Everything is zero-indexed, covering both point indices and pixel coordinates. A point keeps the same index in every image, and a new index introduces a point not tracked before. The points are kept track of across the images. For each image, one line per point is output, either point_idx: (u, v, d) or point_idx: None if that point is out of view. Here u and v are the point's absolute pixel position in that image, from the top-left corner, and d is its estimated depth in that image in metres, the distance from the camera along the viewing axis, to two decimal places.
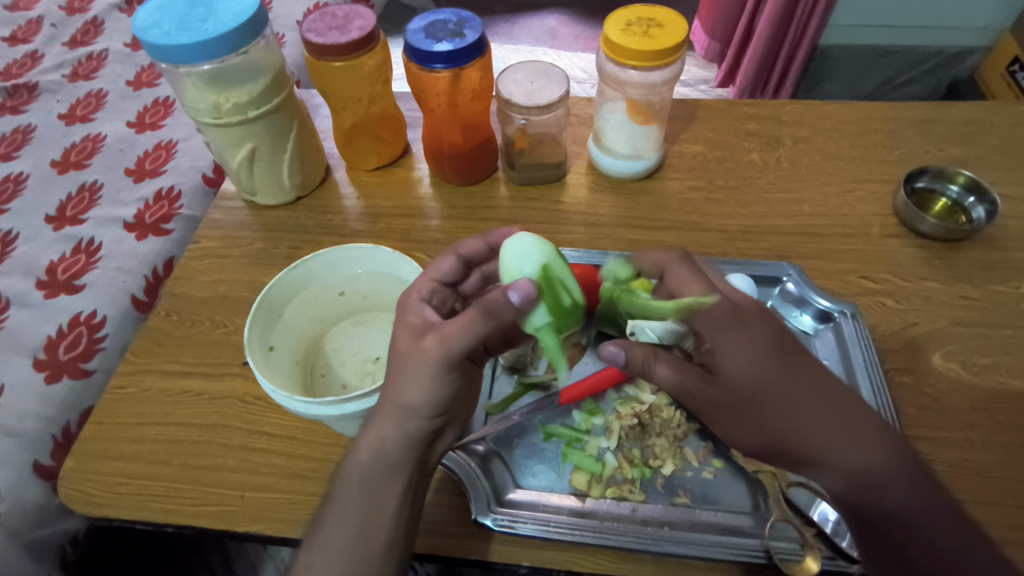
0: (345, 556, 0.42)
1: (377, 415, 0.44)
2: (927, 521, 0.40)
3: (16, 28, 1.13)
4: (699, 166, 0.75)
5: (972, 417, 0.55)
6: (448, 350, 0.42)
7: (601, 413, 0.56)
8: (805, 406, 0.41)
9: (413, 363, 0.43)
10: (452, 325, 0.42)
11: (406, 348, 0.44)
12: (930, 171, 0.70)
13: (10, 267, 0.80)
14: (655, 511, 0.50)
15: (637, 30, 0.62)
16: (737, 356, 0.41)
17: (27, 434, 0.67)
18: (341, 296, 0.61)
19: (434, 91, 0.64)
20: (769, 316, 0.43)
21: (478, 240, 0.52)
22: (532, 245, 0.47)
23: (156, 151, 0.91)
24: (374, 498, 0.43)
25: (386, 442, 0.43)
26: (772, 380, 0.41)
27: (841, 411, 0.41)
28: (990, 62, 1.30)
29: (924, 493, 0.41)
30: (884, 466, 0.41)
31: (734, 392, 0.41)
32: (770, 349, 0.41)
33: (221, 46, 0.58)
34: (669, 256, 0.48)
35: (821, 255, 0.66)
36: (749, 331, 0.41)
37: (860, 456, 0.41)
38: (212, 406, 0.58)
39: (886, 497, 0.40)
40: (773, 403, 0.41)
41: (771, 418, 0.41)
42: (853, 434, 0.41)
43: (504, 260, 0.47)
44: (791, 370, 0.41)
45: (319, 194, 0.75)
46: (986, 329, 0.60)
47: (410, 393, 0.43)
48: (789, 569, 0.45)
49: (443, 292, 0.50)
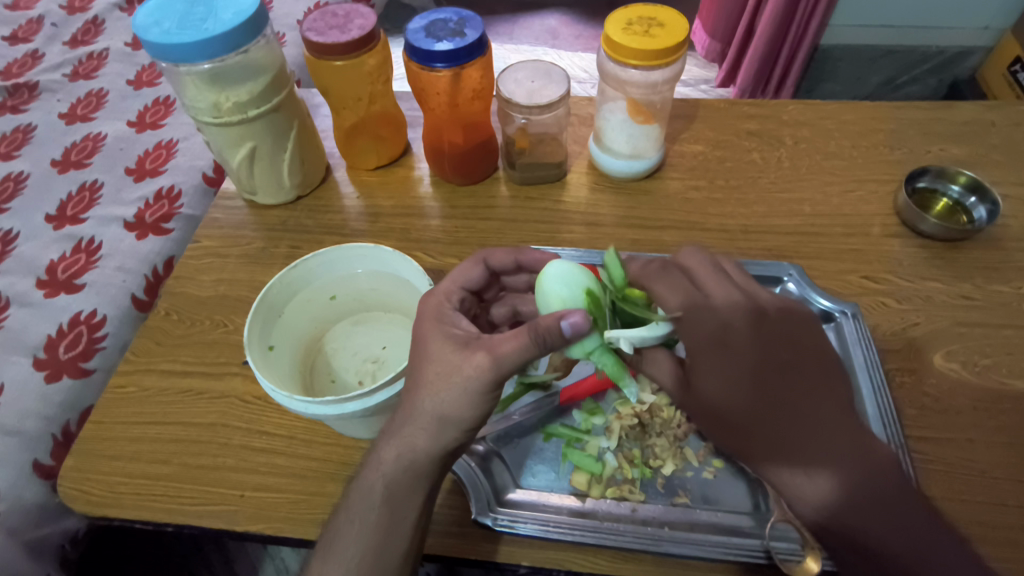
0: (365, 565, 0.42)
1: (404, 424, 0.43)
2: (900, 550, 0.39)
3: (16, 28, 1.12)
4: (700, 166, 0.75)
5: (973, 417, 0.54)
6: (499, 370, 0.40)
7: (601, 413, 0.56)
8: (778, 426, 0.41)
9: (458, 379, 0.41)
10: (505, 342, 0.41)
11: (448, 360, 0.42)
12: (931, 171, 0.70)
13: (10, 266, 0.80)
14: (655, 511, 0.49)
15: (638, 29, 0.62)
16: (710, 378, 0.43)
17: (27, 433, 0.67)
18: (334, 299, 0.60)
19: (435, 90, 0.64)
20: (753, 333, 0.42)
21: (508, 255, 0.52)
22: (575, 269, 0.47)
23: (156, 151, 0.91)
24: (397, 508, 0.43)
25: (417, 453, 0.42)
26: (741, 402, 0.42)
27: (816, 434, 0.41)
28: (991, 62, 1.30)
29: (903, 522, 0.40)
30: (855, 490, 0.40)
31: (706, 408, 0.44)
32: (744, 370, 0.42)
33: (221, 45, 0.58)
34: (648, 270, 0.46)
35: (822, 256, 0.66)
36: (725, 352, 0.42)
37: (830, 481, 0.40)
38: (211, 406, 0.58)
39: (854, 524, 0.40)
40: (743, 422, 0.42)
41: (735, 438, 0.43)
42: (827, 459, 0.41)
43: (544, 286, 0.47)
44: (766, 393, 0.42)
45: (320, 194, 0.75)
46: (988, 329, 0.60)
47: (450, 407, 0.41)
48: (789, 569, 0.45)
49: (469, 301, 0.50)
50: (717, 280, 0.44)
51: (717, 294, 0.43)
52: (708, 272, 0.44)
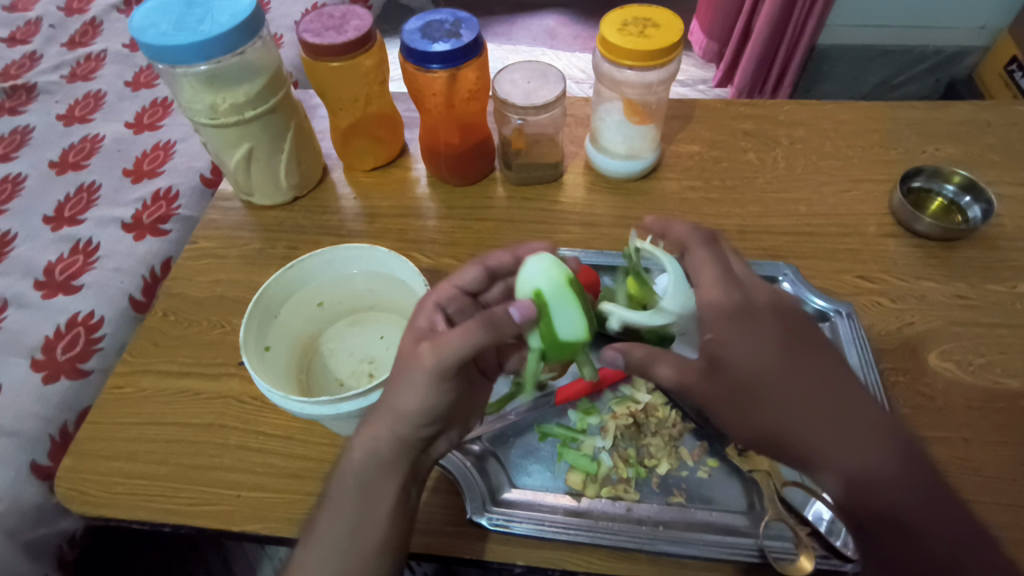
0: (337, 555, 0.42)
1: (373, 415, 0.45)
2: (931, 525, 0.38)
3: (15, 29, 1.13)
4: (696, 166, 0.75)
5: (967, 416, 0.55)
6: (443, 358, 0.41)
7: (597, 413, 0.56)
8: (804, 397, 0.40)
9: (410, 370, 0.43)
10: (450, 334, 0.41)
11: (406, 353, 0.44)
12: (926, 171, 0.70)
13: (8, 267, 0.80)
14: (650, 510, 0.50)
15: (634, 30, 0.62)
16: (739, 349, 0.41)
17: (25, 433, 0.67)
18: (320, 306, 0.60)
19: (431, 91, 0.65)
20: (774, 307, 0.43)
21: (506, 254, 0.51)
22: (544, 268, 0.46)
23: (154, 151, 0.92)
24: (368, 496, 0.43)
25: (380, 443, 0.44)
26: (770, 373, 0.40)
27: (844, 410, 0.40)
28: (988, 61, 1.30)
29: (928, 496, 0.38)
30: (882, 466, 0.39)
31: (733, 384, 0.40)
32: (774, 343, 0.41)
33: (217, 47, 0.58)
34: (693, 235, 0.47)
35: (817, 255, 0.66)
36: (750, 323, 0.42)
37: (862, 456, 0.39)
38: (208, 406, 0.58)
39: (891, 500, 0.38)
40: (769, 396, 0.40)
41: (765, 417, 0.40)
42: (858, 433, 0.39)
43: (518, 275, 0.47)
44: (796, 366, 0.41)
45: (317, 195, 0.75)
46: (982, 328, 0.60)
47: (404, 399, 0.42)
48: (783, 568, 0.46)
49: (461, 301, 0.50)
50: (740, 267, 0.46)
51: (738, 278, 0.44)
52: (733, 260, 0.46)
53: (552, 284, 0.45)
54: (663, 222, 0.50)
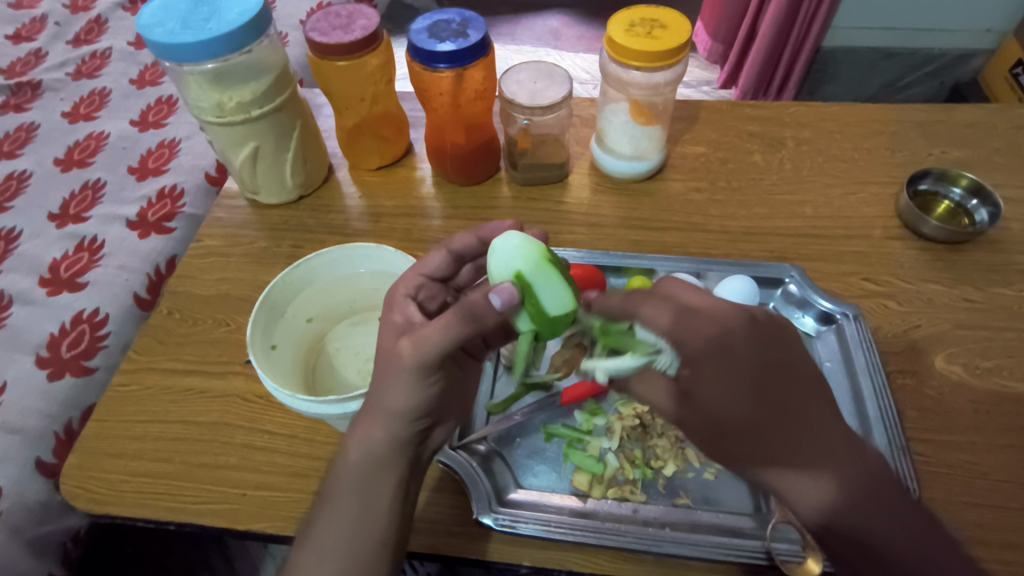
0: (339, 556, 0.42)
1: (365, 413, 0.45)
2: (897, 548, 0.39)
3: (19, 27, 1.13)
4: (702, 168, 0.75)
5: (974, 420, 0.55)
6: (421, 355, 0.41)
7: (603, 413, 0.56)
8: (777, 437, 0.39)
9: (390, 368, 0.43)
10: (428, 329, 0.41)
11: (388, 349, 0.44)
12: (933, 173, 0.70)
13: (12, 264, 0.80)
14: (656, 512, 0.50)
15: (641, 30, 0.62)
16: (709, 390, 0.40)
17: (30, 431, 0.67)
18: (309, 322, 0.59)
19: (437, 90, 0.64)
20: (753, 339, 0.40)
21: (469, 236, 0.52)
22: (516, 245, 0.45)
23: (159, 149, 0.91)
24: (370, 498, 0.43)
25: (374, 442, 0.44)
26: (746, 414, 0.39)
27: (812, 441, 0.40)
28: (993, 64, 1.30)
29: (895, 518, 0.40)
30: (849, 494, 0.40)
31: (704, 420, 0.41)
32: (746, 384, 0.39)
33: (224, 45, 0.58)
34: (625, 300, 0.43)
35: (823, 257, 0.66)
36: (726, 362, 0.39)
37: (831, 486, 0.39)
38: (214, 404, 0.58)
39: (861, 528, 0.39)
40: (739, 435, 0.40)
41: (731, 449, 0.41)
42: (827, 467, 0.39)
43: (491, 257, 0.46)
44: (772, 405, 0.39)
45: (322, 194, 0.75)
46: (988, 331, 0.60)
47: (392, 399, 0.43)
48: (790, 570, 0.45)
49: (432, 287, 0.51)
50: (691, 289, 0.41)
51: (698, 301, 0.40)
52: (682, 286, 0.42)
53: (529, 263, 0.44)
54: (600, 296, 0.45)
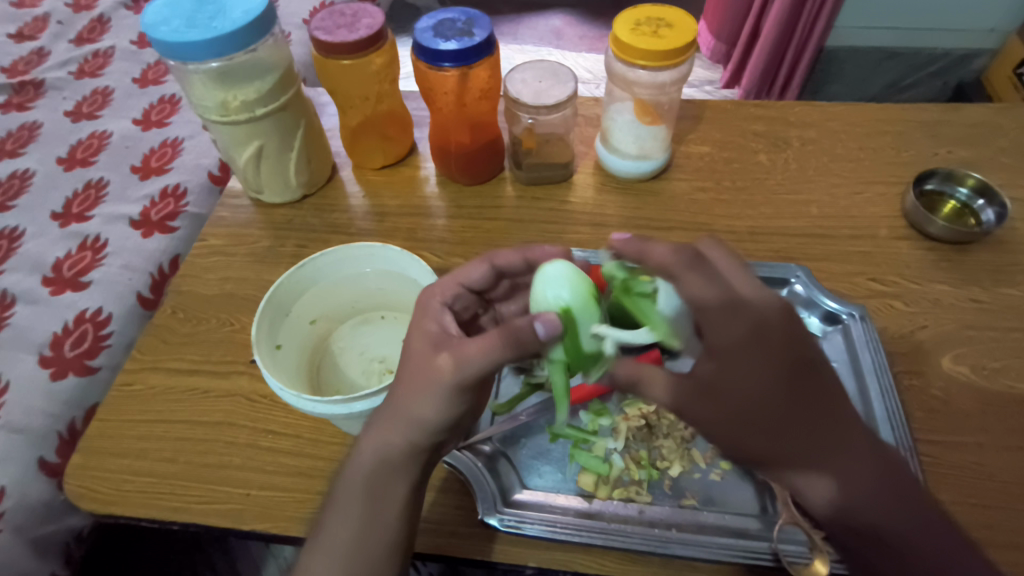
0: (346, 559, 0.42)
1: (383, 418, 0.43)
2: (913, 541, 0.40)
3: (23, 25, 1.13)
4: (706, 167, 0.75)
5: (981, 421, 0.54)
6: (461, 374, 0.40)
7: (608, 413, 0.55)
8: (802, 429, 0.40)
9: (424, 380, 0.41)
10: (471, 346, 0.40)
11: (420, 359, 0.42)
12: (939, 173, 0.70)
13: (16, 263, 0.80)
14: (662, 513, 0.49)
15: (646, 29, 0.61)
16: (740, 383, 0.39)
17: (33, 430, 0.67)
18: (312, 324, 0.59)
19: (442, 89, 0.64)
20: (788, 329, 0.40)
21: (516, 254, 0.50)
22: (568, 278, 0.45)
23: (162, 148, 0.91)
24: (378, 501, 0.43)
25: (390, 447, 0.43)
26: (775, 406, 0.39)
27: (835, 434, 0.40)
28: (997, 64, 1.30)
29: (911, 513, 0.40)
30: (867, 488, 0.40)
31: (731, 416, 0.40)
32: (777, 376, 0.39)
33: (229, 43, 0.58)
34: (676, 259, 0.41)
35: (829, 257, 0.66)
36: (762, 352, 0.39)
37: (850, 479, 0.40)
38: (218, 404, 0.58)
39: (878, 521, 0.40)
40: (767, 428, 0.39)
41: (760, 444, 0.40)
42: (846, 460, 0.40)
43: (537, 283, 0.45)
44: (800, 397, 0.39)
45: (326, 193, 0.75)
46: (995, 332, 0.60)
47: (420, 410, 0.41)
48: (796, 571, 0.45)
49: (467, 298, 0.49)
50: (737, 272, 0.41)
51: (742, 287, 0.40)
52: (730, 264, 0.41)
53: (576, 300, 0.44)
54: (638, 243, 0.43)
